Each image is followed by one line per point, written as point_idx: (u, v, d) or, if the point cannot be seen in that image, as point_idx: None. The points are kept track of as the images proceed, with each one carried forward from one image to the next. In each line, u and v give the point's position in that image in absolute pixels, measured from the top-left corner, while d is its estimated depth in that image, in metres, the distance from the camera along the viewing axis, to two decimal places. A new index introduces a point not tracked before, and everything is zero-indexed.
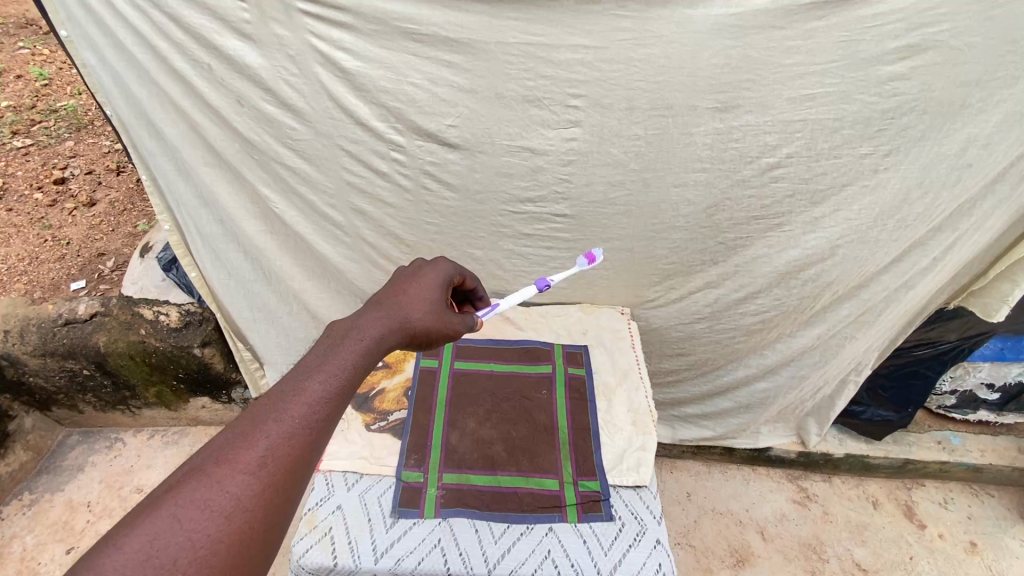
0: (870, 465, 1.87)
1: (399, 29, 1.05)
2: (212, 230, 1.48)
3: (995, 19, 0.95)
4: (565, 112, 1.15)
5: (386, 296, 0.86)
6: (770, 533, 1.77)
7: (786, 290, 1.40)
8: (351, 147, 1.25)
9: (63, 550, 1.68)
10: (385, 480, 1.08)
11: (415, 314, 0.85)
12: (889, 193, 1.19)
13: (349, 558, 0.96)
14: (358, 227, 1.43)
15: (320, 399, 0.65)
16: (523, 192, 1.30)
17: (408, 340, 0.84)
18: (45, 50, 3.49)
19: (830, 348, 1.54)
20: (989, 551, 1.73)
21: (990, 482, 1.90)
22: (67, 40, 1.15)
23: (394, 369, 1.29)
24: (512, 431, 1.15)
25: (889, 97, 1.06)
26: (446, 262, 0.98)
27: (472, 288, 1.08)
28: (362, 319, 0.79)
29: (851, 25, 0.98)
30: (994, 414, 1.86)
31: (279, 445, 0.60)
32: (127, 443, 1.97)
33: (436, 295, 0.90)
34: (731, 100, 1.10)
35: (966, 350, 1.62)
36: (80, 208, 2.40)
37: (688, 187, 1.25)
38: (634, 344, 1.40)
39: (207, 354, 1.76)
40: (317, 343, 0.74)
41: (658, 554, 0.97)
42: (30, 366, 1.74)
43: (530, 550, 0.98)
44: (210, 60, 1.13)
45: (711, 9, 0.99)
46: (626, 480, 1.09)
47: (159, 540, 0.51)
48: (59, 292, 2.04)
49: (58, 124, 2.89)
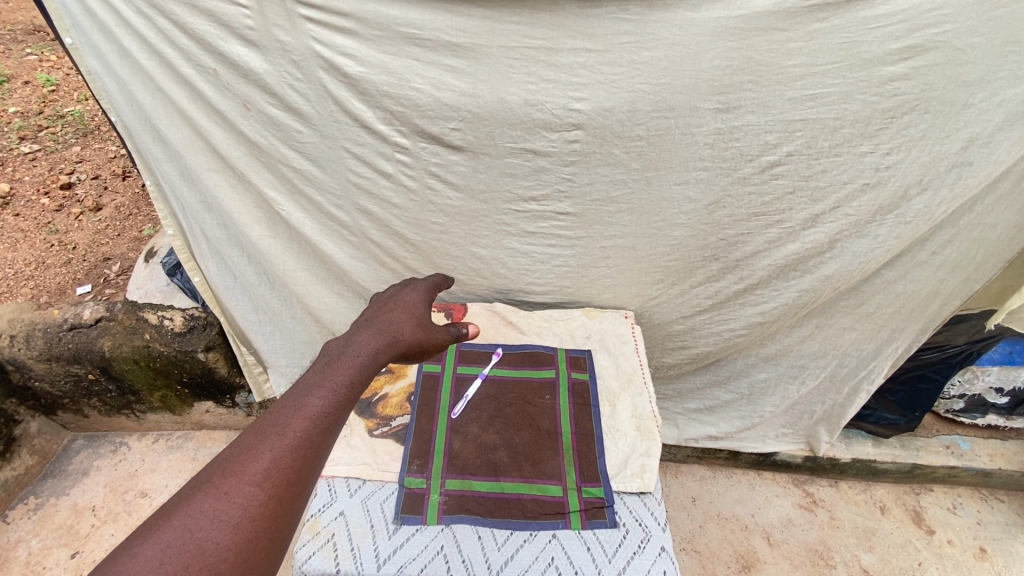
0: (879, 470, 1.85)
1: (400, 34, 1.05)
2: (217, 234, 1.48)
3: (999, 19, 0.94)
4: (567, 115, 1.15)
5: (375, 319, 0.94)
6: (776, 538, 1.75)
7: (787, 285, 1.40)
8: (356, 149, 1.25)
9: (68, 555, 1.68)
10: (388, 486, 1.07)
11: (403, 332, 0.93)
12: (892, 193, 1.18)
13: (352, 565, 0.95)
14: (361, 230, 1.42)
15: (320, 413, 0.67)
16: (526, 191, 1.29)
17: (398, 355, 0.90)
18: (52, 56, 3.54)
19: (830, 342, 1.54)
20: (999, 557, 1.70)
21: (1000, 487, 1.88)
22: (72, 47, 1.15)
23: (397, 374, 1.30)
24: (516, 437, 1.15)
25: (889, 97, 1.05)
26: (412, 293, 1.09)
27: (438, 285, 1.26)
28: (350, 340, 0.84)
29: (853, 26, 0.98)
30: (1004, 418, 1.83)
31: (284, 457, 0.61)
32: (132, 447, 1.99)
33: (415, 317, 1.00)
34: (732, 101, 1.10)
35: (975, 354, 1.60)
36: (86, 212, 2.42)
37: (690, 185, 1.24)
38: (638, 347, 1.39)
39: (212, 358, 1.76)
40: (314, 364, 0.78)
41: (664, 561, 0.96)
42: (36, 370, 1.75)
43: (533, 557, 0.97)
44: (216, 66, 1.13)
45: (712, 12, 0.98)
46: (631, 486, 1.08)
47: (171, 549, 0.51)
48: (64, 296, 2.04)
49: (64, 129, 2.92)
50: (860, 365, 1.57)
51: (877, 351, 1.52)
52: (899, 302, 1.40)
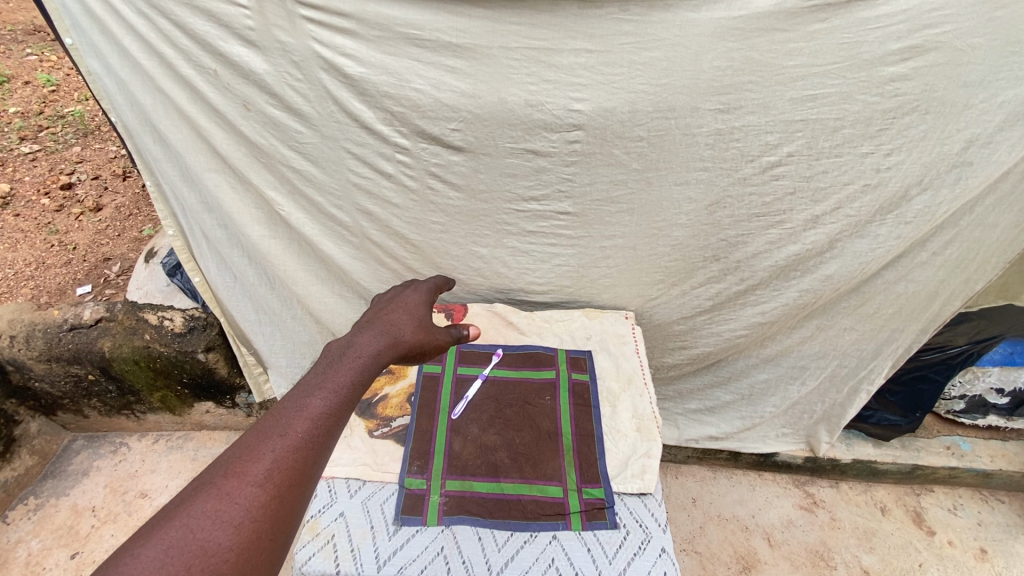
0: (879, 470, 1.85)
1: (400, 34, 1.05)
2: (217, 234, 1.48)
3: (999, 20, 0.94)
4: (567, 116, 1.15)
5: (375, 320, 0.94)
6: (777, 539, 1.75)
7: (788, 285, 1.39)
8: (356, 149, 1.25)
9: (67, 555, 1.68)
10: (388, 487, 1.07)
11: (404, 333, 0.93)
12: (893, 194, 1.18)
13: (352, 566, 0.95)
14: (362, 230, 1.42)
15: (322, 414, 0.67)
16: (527, 191, 1.29)
17: (399, 356, 0.90)
18: (53, 57, 3.54)
19: (831, 343, 1.53)
20: (1000, 558, 1.70)
21: (1000, 488, 1.88)
22: (72, 48, 1.15)
23: (397, 375, 1.30)
24: (516, 437, 1.15)
25: (890, 98, 1.05)
26: (413, 295, 1.09)
27: (439, 286, 1.25)
28: (351, 341, 0.84)
29: (854, 27, 0.98)
30: (1004, 419, 1.83)
31: (285, 458, 0.61)
32: (131, 448, 1.98)
33: (416, 318, 1.00)
34: (733, 102, 1.10)
35: (976, 355, 1.60)
36: (87, 212, 2.42)
37: (690, 185, 1.24)
38: (639, 348, 1.39)
39: (212, 358, 1.76)
40: (315, 365, 0.77)
41: (664, 562, 0.95)
42: (36, 370, 1.75)
43: (534, 558, 0.96)
44: (217, 66, 1.13)
45: (713, 12, 0.98)
46: (632, 487, 1.07)
47: (173, 549, 0.51)
48: (64, 296, 2.04)
49: (65, 129, 2.92)
50: (861, 366, 1.57)
51: (878, 351, 1.52)
52: (899, 303, 1.40)
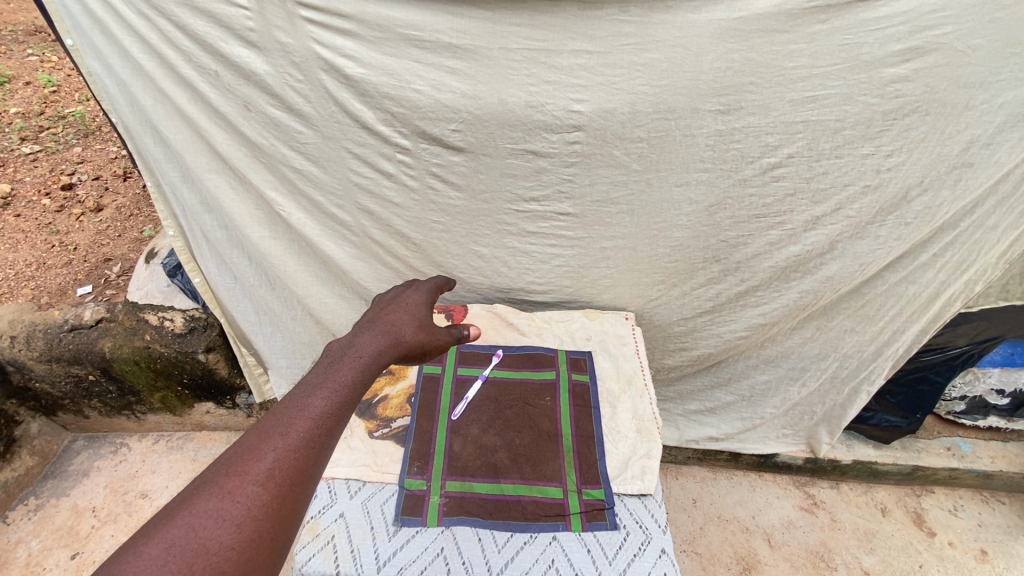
0: (880, 471, 1.85)
1: (401, 35, 1.05)
2: (218, 235, 1.48)
3: (1000, 21, 0.94)
4: (567, 117, 1.15)
5: (376, 320, 0.94)
6: (777, 540, 1.75)
7: (788, 285, 1.39)
8: (357, 150, 1.25)
9: (67, 555, 1.68)
10: (388, 488, 1.07)
11: (405, 333, 0.93)
12: (893, 195, 1.18)
13: (352, 567, 0.95)
14: (362, 230, 1.42)
15: (323, 413, 0.67)
16: (527, 191, 1.29)
17: (399, 356, 0.90)
18: (54, 57, 3.55)
19: (831, 344, 1.53)
20: (1000, 559, 1.70)
21: (1001, 489, 1.88)
22: (73, 48, 1.15)
23: (397, 375, 1.29)
24: (516, 438, 1.15)
25: (890, 99, 1.05)
26: (413, 295, 1.09)
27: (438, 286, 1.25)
28: (352, 341, 0.84)
29: (854, 28, 0.97)
30: (1005, 420, 1.83)
31: (286, 457, 0.61)
32: (132, 448, 1.98)
33: (417, 318, 1.00)
34: (733, 103, 1.10)
35: (976, 355, 1.60)
36: (87, 212, 2.42)
37: (690, 186, 1.24)
38: (639, 349, 1.39)
39: (212, 359, 1.76)
40: (316, 365, 0.77)
41: (664, 563, 0.95)
42: (36, 371, 1.75)
43: (534, 559, 0.96)
44: (217, 67, 1.13)
45: (713, 14, 0.98)
46: (631, 488, 1.07)
47: (175, 548, 0.51)
48: (65, 297, 2.04)
49: (66, 130, 2.92)
50: (861, 367, 1.56)
51: (878, 352, 1.52)
52: (900, 304, 1.40)
